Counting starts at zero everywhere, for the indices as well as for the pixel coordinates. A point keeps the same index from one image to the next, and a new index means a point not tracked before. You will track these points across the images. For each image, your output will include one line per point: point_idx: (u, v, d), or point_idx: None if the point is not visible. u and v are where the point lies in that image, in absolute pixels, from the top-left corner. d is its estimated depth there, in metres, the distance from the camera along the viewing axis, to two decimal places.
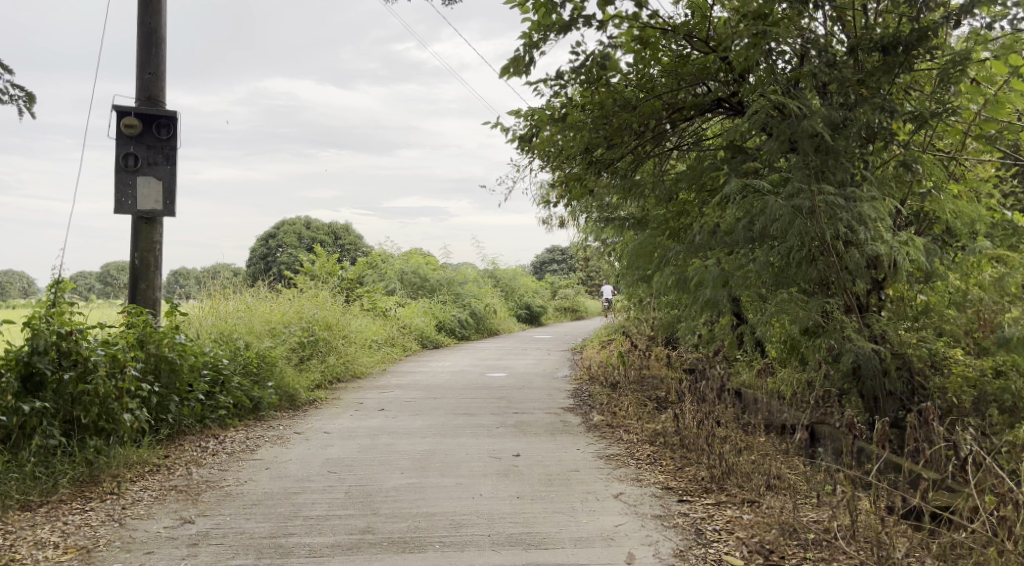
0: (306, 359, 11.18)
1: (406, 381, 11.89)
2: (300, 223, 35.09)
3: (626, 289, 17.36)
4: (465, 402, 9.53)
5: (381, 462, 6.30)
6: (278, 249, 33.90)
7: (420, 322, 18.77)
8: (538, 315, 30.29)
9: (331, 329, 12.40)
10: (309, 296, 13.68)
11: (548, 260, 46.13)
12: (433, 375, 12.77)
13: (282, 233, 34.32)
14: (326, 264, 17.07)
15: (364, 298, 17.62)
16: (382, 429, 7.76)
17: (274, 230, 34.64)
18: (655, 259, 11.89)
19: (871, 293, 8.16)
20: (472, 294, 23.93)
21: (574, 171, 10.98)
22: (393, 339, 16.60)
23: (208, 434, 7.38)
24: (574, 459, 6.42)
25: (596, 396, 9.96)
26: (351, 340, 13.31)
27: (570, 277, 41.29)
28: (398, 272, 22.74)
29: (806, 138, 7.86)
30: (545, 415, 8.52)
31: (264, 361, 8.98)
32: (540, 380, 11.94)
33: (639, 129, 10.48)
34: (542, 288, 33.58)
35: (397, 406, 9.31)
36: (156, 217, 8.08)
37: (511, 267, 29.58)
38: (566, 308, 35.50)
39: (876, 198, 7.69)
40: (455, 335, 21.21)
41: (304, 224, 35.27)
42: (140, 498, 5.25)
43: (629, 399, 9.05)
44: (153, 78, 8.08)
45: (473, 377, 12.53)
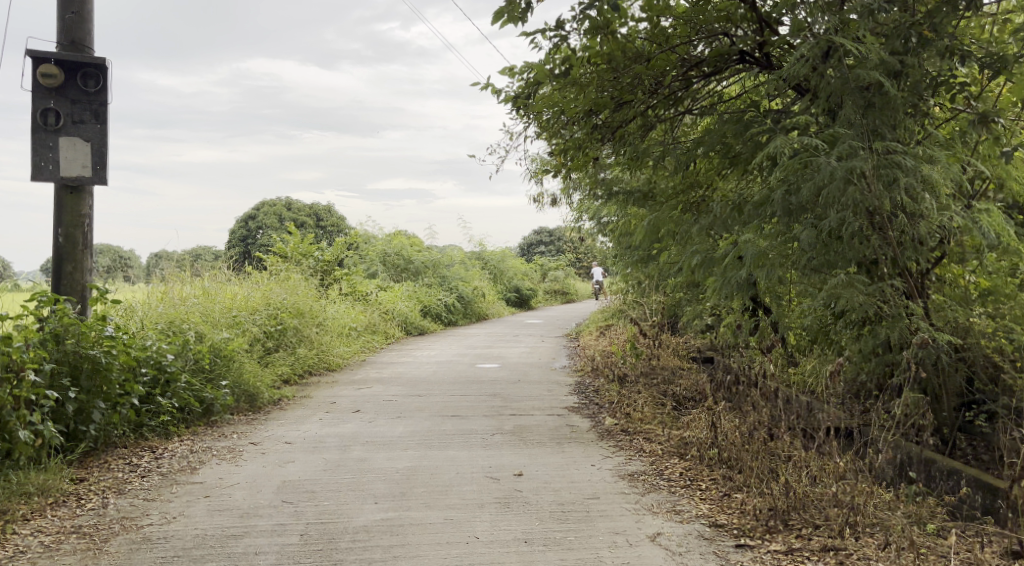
0: (272, 351, 9.93)
1: (387, 374, 10.65)
2: (281, 204, 33.71)
3: (624, 270, 16.19)
4: (454, 401, 8.30)
5: (351, 487, 5.07)
6: (257, 231, 32.50)
7: (404, 307, 17.53)
8: (528, 298, 29.10)
9: (303, 317, 11.14)
10: (280, 280, 12.41)
11: (536, 242, 44.91)
12: (417, 367, 11.53)
13: (261, 214, 32.92)
14: (301, 245, 15.79)
15: (343, 281, 16.33)
16: (356, 438, 6.52)
17: (253, 210, 33.21)
18: (666, 236, 10.78)
19: (931, 272, 7.04)
20: (460, 277, 22.67)
21: (575, 137, 9.73)
22: (374, 326, 15.35)
23: (143, 447, 6.11)
24: (591, 481, 5.21)
25: (603, 392, 8.77)
26: (326, 328, 12.04)
27: (560, 259, 40.06)
28: (380, 255, 21.44)
29: (857, 91, 6.73)
30: (547, 418, 7.31)
31: (219, 356, 7.72)
32: (538, 372, 10.73)
33: (652, 88, 9.31)
34: (532, 271, 32.35)
35: (375, 406, 8.08)
36: (84, 185, 6.76)
37: (499, 248, 28.38)
38: (555, 291, 34.33)
39: (941, 160, 6.58)
40: (442, 321, 19.97)
41: (284, 204, 33.87)
42: (26, 548, 4.02)
43: (643, 396, 7.90)
44: (77, 18, 6.70)
45: (462, 368, 11.29)
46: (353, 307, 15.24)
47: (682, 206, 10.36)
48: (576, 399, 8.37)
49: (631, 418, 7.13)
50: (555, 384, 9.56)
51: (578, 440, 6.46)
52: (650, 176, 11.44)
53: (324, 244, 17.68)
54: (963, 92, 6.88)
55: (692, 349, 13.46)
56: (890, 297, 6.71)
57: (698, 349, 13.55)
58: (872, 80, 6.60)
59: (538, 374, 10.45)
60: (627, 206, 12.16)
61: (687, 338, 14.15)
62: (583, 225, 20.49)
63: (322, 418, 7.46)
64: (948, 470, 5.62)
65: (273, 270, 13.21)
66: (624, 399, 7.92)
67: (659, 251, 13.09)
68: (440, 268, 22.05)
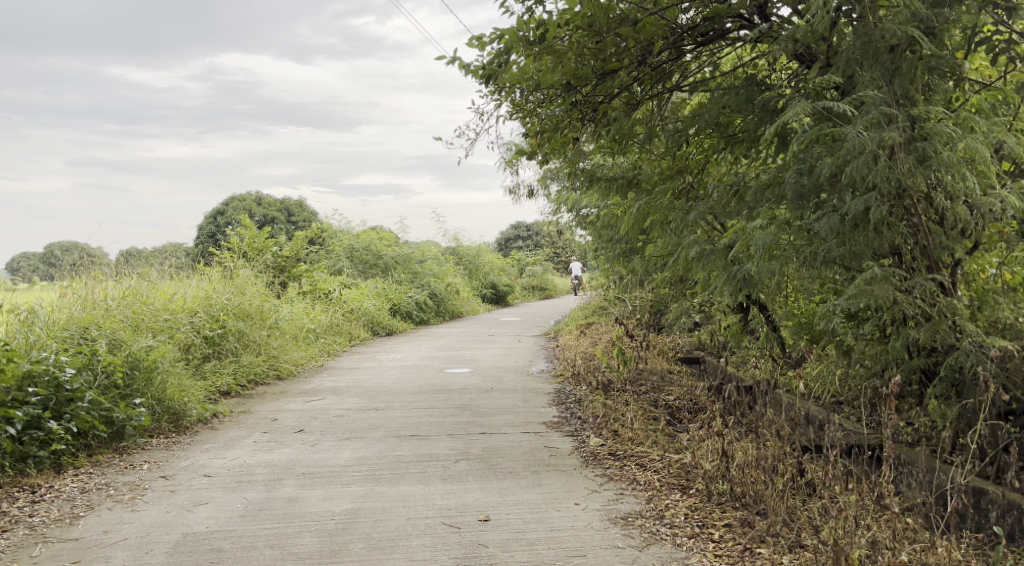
0: (208, 360, 8.82)
1: (344, 382, 9.55)
2: (250, 198, 32.43)
3: (606, 264, 15.15)
4: (415, 416, 7.22)
5: (270, 543, 3.99)
6: (224, 226, 31.20)
7: (370, 306, 16.39)
8: (504, 295, 27.99)
9: (247, 319, 10.02)
10: (228, 278, 11.26)
11: (513, 237, 43.78)
12: (379, 373, 10.42)
13: (229, 209, 31.62)
14: (258, 240, 14.62)
15: (304, 278, 15.19)
16: (291, 469, 5.42)
17: (220, 205, 31.91)
18: (654, 226, 9.72)
19: (971, 261, 6.00)
20: (432, 273, 21.53)
21: (553, 116, 8.66)
22: (335, 326, 14.24)
23: (24, 486, 5.01)
24: (574, 530, 4.16)
25: (586, 402, 7.71)
26: (277, 331, 10.91)
27: (538, 253, 38.99)
28: (348, 250, 20.27)
29: (884, 51, 5.67)
30: (521, 437, 6.23)
31: (136, 369, 6.60)
32: (512, 378, 9.67)
33: (641, 58, 8.21)
34: (509, 266, 31.25)
35: (323, 424, 6.98)
36: None
37: (474, 243, 27.28)
38: (533, 287, 33.33)
39: (985, 130, 5.54)
40: (413, 320, 18.84)
41: (255, 199, 32.58)
42: None
43: (633, 408, 6.84)
44: None
45: (428, 375, 10.19)
46: (311, 306, 14.11)
47: (673, 192, 9.30)
48: (555, 412, 7.30)
49: (620, 438, 6.07)
50: (532, 393, 8.48)
51: (557, 468, 5.39)
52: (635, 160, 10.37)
53: (284, 239, 16.53)
54: (1008, 49, 5.84)
55: (680, 349, 12.41)
56: (931, 296, 5.62)
57: (687, 349, 12.50)
58: (904, 36, 5.56)
59: (512, 381, 9.38)
60: (611, 194, 11.07)
61: (674, 337, 13.10)
62: (561, 218, 19.41)
63: (256, 441, 6.34)
64: (1004, 504, 4.66)
65: (222, 267, 12.05)
66: (612, 413, 6.87)
67: (645, 242, 12.05)
68: (411, 263, 20.91)
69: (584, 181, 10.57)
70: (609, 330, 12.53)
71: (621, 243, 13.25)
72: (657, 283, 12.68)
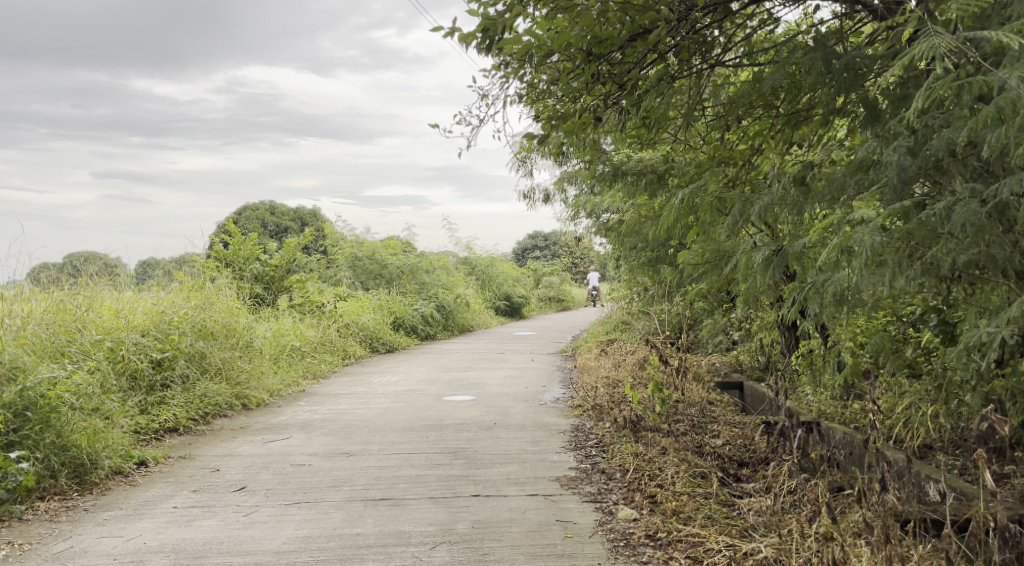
0: (156, 389, 7.38)
1: (321, 415, 8.01)
2: (262, 206, 31.16)
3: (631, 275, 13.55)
4: (393, 467, 5.67)
5: None
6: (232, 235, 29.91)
7: (369, 320, 14.86)
8: (520, 307, 26.31)
9: (212, 339, 8.58)
10: (197, 289, 9.81)
11: (530, 247, 42.18)
12: (365, 402, 8.88)
13: (241, 218, 30.35)
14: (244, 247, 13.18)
15: (294, 290, 13.74)
16: (202, 558, 3.90)
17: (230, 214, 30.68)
18: (696, 229, 8.14)
19: None
20: (440, 284, 19.97)
21: (570, 94, 7.13)
22: (326, 343, 12.76)
23: None
24: None
25: (612, 446, 6.13)
26: (250, 353, 9.44)
27: (555, 263, 37.32)
28: (351, 259, 18.78)
29: None
30: (526, 504, 4.66)
31: (27, 414, 5.21)
32: (520, 410, 8.10)
33: (681, 18, 6.65)
34: (524, 276, 29.61)
35: (274, 478, 5.46)
36: None
37: (488, 252, 25.76)
38: (550, 299, 31.74)
39: None
40: (418, 334, 17.30)
41: (267, 208, 31.23)
42: None
43: (675, 461, 5.26)
44: None
45: (423, 404, 8.62)
46: (300, 321, 12.65)
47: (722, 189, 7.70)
48: (574, 461, 5.72)
49: (661, 509, 4.48)
50: (543, 432, 6.89)
51: (574, 563, 3.83)
52: (669, 151, 8.81)
53: (277, 246, 15.09)
54: None
55: (716, 373, 10.78)
56: None
57: (726, 372, 10.89)
58: None
59: (521, 415, 7.81)
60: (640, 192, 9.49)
61: (709, 358, 11.48)
62: (580, 224, 17.81)
63: (177, 505, 4.83)
64: None
65: (195, 276, 10.60)
66: (649, 467, 5.29)
67: (678, 249, 10.46)
68: (418, 273, 19.38)
69: (610, 177, 9.05)
70: (638, 350, 10.94)
71: (648, 251, 11.65)
72: (692, 296, 11.09)
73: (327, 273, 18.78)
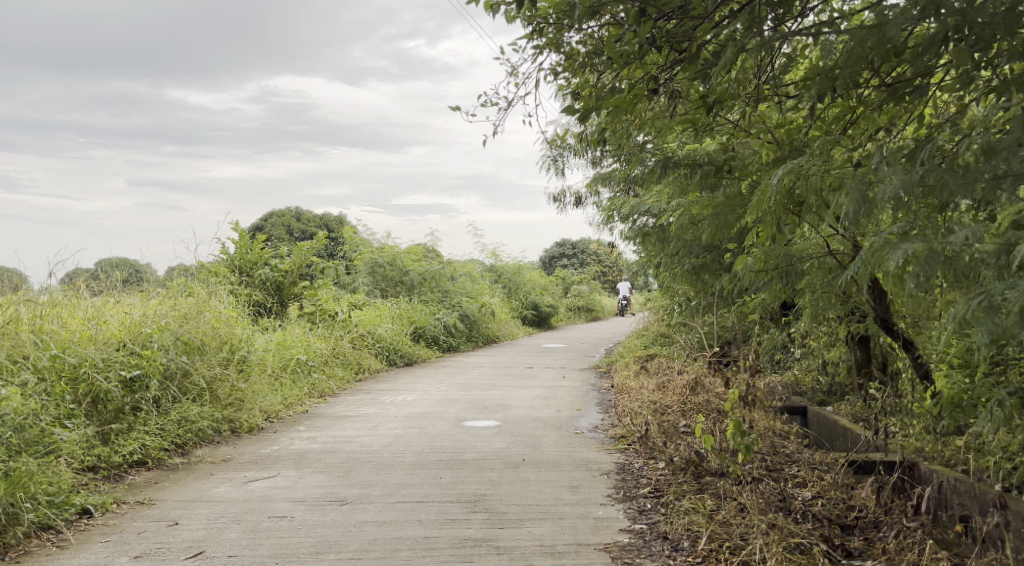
0: (127, 417, 6.11)
1: (320, 445, 6.83)
2: (288, 213, 30.23)
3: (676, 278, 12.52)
4: (395, 525, 4.46)
5: None
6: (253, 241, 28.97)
7: (388, 331, 13.71)
8: (548, 317, 25.00)
9: (198, 353, 7.37)
10: (192, 295, 8.66)
11: (558, 256, 40.91)
12: (375, 427, 7.70)
13: (266, 225, 29.44)
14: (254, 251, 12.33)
15: (306, 298, 12.65)
16: None
17: (257, 220, 29.77)
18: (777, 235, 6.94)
19: None
20: (464, 292, 18.75)
21: (618, 66, 5.97)
22: (337, 357, 11.57)
23: None
24: None
25: (674, 497, 4.94)
26: (243, 369, 8.25)
27: (585, 272, 35.98)
28: (370, 264, 17.63)
29: None
30: None
31: None
32: (554, 442, 6.87)
33: None
34: (553, 284, 28.36)
35: (243, 539, 4.27)
36: None
37: (515, 259, 24.59)
38: (579, 308, 30.48)
39: None
40: (439, 346, 16.08)
41: (292, 214, 30.24)
42: None
43: (764, 528, 4.11)
44: None
45: (440, 432, 7.42)
46: (308, 333, 11.48)
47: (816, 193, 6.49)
48: (629, 521, 4.51)
49: None
50: (584, 474, 5.66)
51: None
52: (732, 141, 7.65)
53: (289, 250, 13.99)
54: None
55: (775, 395, 9.55)
56: None
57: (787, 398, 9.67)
58: None
59: (555, 448, 6.58)
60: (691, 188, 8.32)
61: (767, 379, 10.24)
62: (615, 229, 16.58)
63: None
64: None
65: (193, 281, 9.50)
66: (732, 535, 4.11)
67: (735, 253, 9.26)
68: (441, 280, 18.16)
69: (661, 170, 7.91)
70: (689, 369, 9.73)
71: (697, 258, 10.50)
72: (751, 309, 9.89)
73: (345, 280, 17.68)
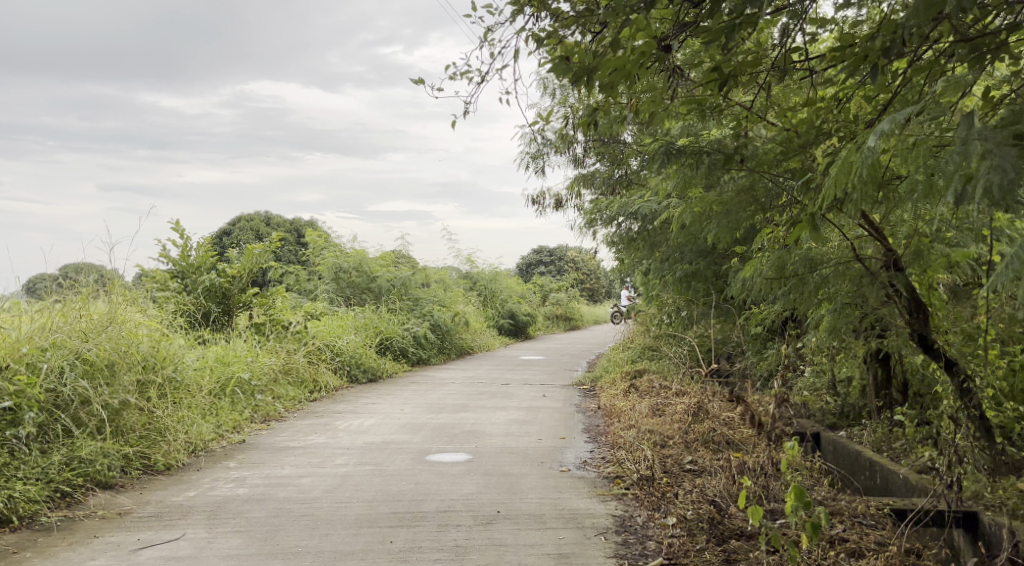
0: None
1: (249, 490, 5.59)
2: (257, 217, 28.84)
3: (675, 279, 11.30)
4: None
5: None
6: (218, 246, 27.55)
7: (350, 343, 12.47)
8: (525, 327, 23.72)
9: (103, 377, 6.20)
10: (111, 301, 7.42)
11: (535, 263, 39.68)
12: (322, 463, 6.47)
13: (235, 229, 28.07)
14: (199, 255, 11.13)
15: (257, 306, 11.41)
16: None
17: (225, 224, 28.38)
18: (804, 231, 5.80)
19: None
20: (436, 300, 17.48)
21: (618, 19, 4.82)
22: (286, 374, 10.35)
23: None
24: None
25: None
26: (166, 393, 7.07)
27: (564, 280, 34.72)
28: (333, 271, 16.40)
29: None
30: None
31: None
32: (535, 484, 5.68)
33: None
34: (530, 292, 27.16)
35: None
36: None
37: (490, 265, 23.39)
38: (557, 317, 29.32)
39: None
40: (408, 358, 14.80)
41: (261, 219, 28.90)
42: None
43: None
44: None
45: (398, 470, 6.20)
46: (254, 346, 10.28)
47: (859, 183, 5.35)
48: None
49: None
50: (576, 536, 4.47)
51: None
52: (745, 124, 6.51)
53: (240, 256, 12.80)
54: None
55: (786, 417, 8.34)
56: None
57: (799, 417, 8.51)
58: None
59: (537, 494, 5.39)
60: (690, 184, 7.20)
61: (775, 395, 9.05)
62: (599, 233, 15.43)
63: None
64: None
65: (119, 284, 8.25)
66: None
67: (743, 255, 8.12)
68: (411, 287, 16.90)
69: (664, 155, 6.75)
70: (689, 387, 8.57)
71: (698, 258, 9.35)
72: (759, 319, 8.73)
73: (307, 287, 16.43)
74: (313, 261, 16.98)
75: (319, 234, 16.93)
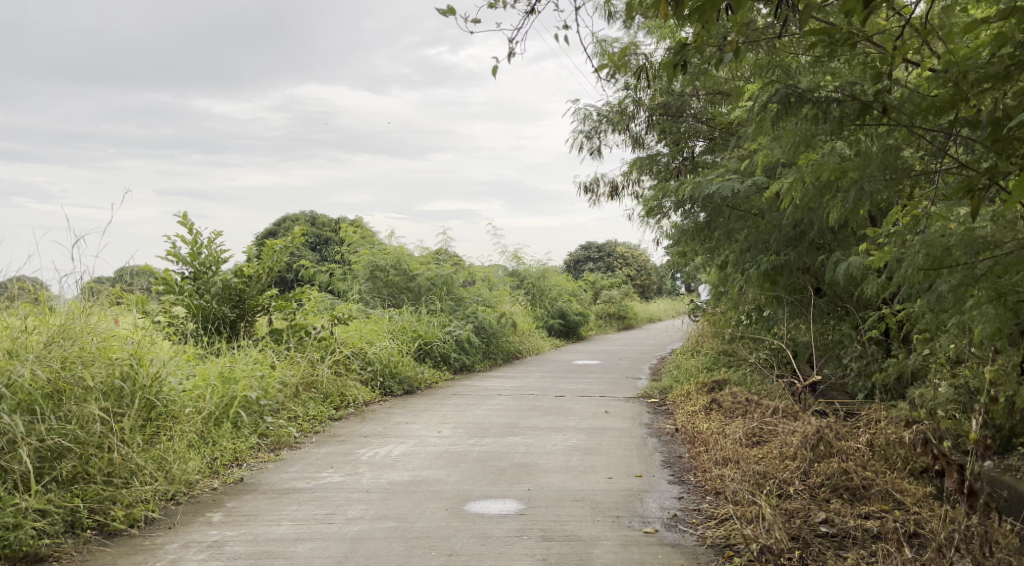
0: None
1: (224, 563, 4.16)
2: (298, 216, 27.60)
3: (765, 268, 9.72)
4: None
5: None
6: None
7: (385, 350, 10.99)
8: (578, 327, 22.04)
9: (45, 409, 4.82)
10: (83, 305, 5.91)
11: (584, 259, 37.94)
12: (330, 515, 5.01)
13: (276, 230, 26.93)
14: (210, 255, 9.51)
15: (278, 311, 9.94)
16: None
17: (265, 225, 27.26)
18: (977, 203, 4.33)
19: None
20: (480, 300, 15.95)
21: None
22: (305, 390, 8.91)
23: None
24: None
25: None
26: (142, 426, 5.60)
27: (615, 277, 33.02)
28: (369, 269, 14.97)
29: None
30: None
31: None
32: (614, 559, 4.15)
33: None
34: (581, 290, 25.49)
35: None
36: None
37: (538, 261, 21.79)
38: (609, 315, 27.63)
39: None
40: (450, 366, 13.32)
41: (304, 217, 27.70)
42: None
43: None
44: None
45: (426, 529, 4.72)
46: (270, 357, 8.84)
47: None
48: None
49: None
50: None
51: None
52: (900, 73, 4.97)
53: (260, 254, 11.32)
54: None
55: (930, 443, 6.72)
56: None
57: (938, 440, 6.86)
58: None
59: None
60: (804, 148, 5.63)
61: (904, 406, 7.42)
62: (662, 224, 13.78)
63: None
64: None
65: (103, 287, 6.75)
66: None
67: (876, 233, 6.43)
68: (454, 286, 15.40)
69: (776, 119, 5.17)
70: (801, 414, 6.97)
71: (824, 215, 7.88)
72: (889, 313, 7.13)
73: (340, 287, 15.05)
74: (347, 258, 15.56)
75: (355, 229, 15.50)
